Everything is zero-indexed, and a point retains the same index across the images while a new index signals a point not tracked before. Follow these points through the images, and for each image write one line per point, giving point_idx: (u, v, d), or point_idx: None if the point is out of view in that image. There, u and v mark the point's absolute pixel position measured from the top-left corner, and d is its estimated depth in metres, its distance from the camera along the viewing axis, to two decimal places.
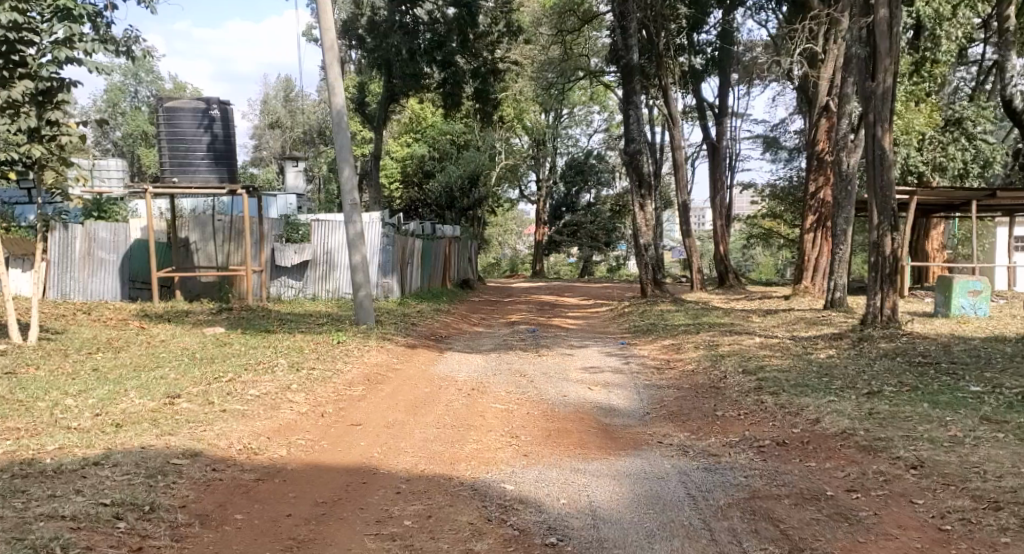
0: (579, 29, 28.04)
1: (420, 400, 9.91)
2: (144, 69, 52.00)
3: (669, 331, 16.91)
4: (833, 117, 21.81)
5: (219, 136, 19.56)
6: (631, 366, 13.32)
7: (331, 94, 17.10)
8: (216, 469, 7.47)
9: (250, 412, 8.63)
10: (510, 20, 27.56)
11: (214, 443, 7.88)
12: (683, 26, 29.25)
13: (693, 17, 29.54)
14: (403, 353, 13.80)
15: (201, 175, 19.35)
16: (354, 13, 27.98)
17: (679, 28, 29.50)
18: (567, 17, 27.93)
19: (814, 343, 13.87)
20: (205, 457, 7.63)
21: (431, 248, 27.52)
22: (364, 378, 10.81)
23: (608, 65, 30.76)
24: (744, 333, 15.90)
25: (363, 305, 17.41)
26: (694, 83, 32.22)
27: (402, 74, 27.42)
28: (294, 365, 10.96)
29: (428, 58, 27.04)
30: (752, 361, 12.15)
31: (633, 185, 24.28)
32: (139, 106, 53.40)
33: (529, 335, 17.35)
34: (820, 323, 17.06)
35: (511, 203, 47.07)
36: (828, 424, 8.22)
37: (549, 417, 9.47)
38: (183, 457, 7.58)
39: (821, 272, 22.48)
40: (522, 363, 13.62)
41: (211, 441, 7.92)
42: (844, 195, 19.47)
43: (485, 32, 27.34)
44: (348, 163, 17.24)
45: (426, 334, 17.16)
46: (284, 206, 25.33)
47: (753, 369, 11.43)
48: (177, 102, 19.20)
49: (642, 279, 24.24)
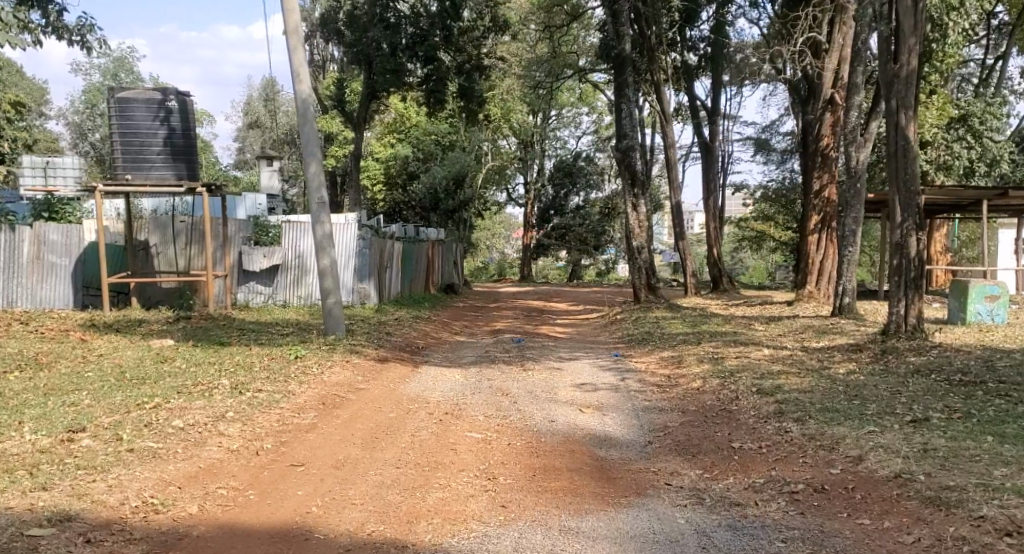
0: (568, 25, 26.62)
1: (382, 429, 8.41)
2: (123, 69, 50.41)
3: (667, 342, 15.40)
4: (839, 110, 20.32)
5: (176, 129, 18.00)
6: (627, 384, 11.82)
7: (296, 81, 15.57)
8: (92, 542, 5.98)
9: (162, 451, 7.14)
10: (497, 14, 25.70)
11: (101, 501, 6.39)
12: (676, 19, 28.08)
13: (687, 10, 28.20)
14: (370, 369, 12.29)
15: (157, 172, 17.77)
16: (333, 7, 26.84)
17: (671, 22, 28.24)
18: (556, 13, 26.49)
19: (831, 356, 12.40)
20: (81, 522, 6.15)
21: (413, 251, 25.95)
22: (319, 401, 9.30)
23: (598, 63, 29.40)
24: (752, 344, 14.42)
25: (332, 313, 15.96)
26: (687, 80, 30.85)
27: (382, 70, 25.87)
28: (236, 386, 9.43)
29: (410, 53, 25.48)
30: (766, 378, 10.69)
31: (625, 185, 22.77)
32: None
33: (514, 346, 15.84)
34: (830, 332, 15.63)
35: (498, 206, 45.55)
36: (874, 465, 6.82)
37: (534, 452, 8.01)
38: (51, 524, 6.10)
39: (827, 276, 20.90)
40: (506, 380, 12.10)
41: (99, 497, 6.44)
42: (852, 194, 17.95)
43: (469, 27, 25.58)
44: (315, 159, 15.75)
45: (401, 345, 15.68)
46: (252, 207, 23.71)
47: (768, 388, 9.95)
48: (130, 93, 17.71)
49: (635, 283, 22.76)
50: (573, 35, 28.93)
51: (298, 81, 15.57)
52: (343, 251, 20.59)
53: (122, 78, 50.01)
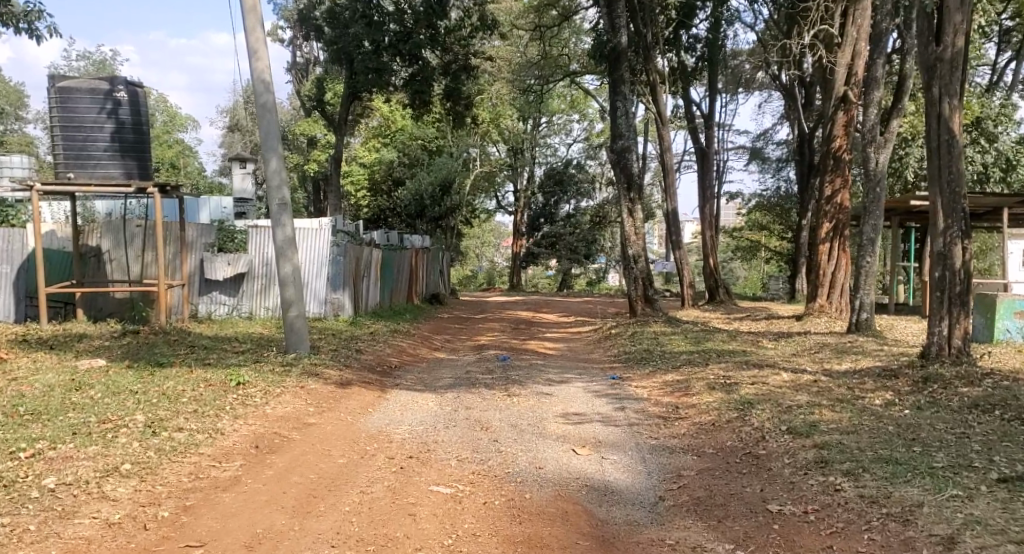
0: (558, 26, 25.05)
1: (324, 482, 6.78)
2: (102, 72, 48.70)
3: (670, 362, 13.71)
4: (853, 108, 18.50)
5: (126, 123, 16.26)
6: (627, 415, 10.09)
7: (253, 60, 13.88)
8: None
9: (7, 532, 5.81)
10: (485, 12, 23.65)
11: None
12: (671, 19, 26.42)
13: (684, 9, 26.58)
14: (328, 396, 10.54)
15: (103, 169, 16.04)
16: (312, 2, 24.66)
17: (667, 21, 26.73)
18: (546, 13, 24.95)
19: (861, 383, 10.69)
20: None
21: (393, 259, 24.14)
22: (251, 441, 7.60)
23: (591, 68, 27.77)
24: (768, 366, 12.69)
25: (295, 328, 14.24)
26: (684, 85, 29.28)
27: (363, 70, 23.33)
28: (150, 424, 7.73)
29: (393, 52, 23.30)
30: (796, 412, 8.94)
31: (621, 188, 21.07)
32: None
33: (499, 366, 14.07)
34: (851, 352, 13.95)
35: (487, 214, 43.84)
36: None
37: (523, 512, 6.58)
38: None
39: (840, 289, 19.06)
40: (486, 410, 10.34)
41: None
42: (871, 199, 16.20)
43: (456, 26, 23.57)
44: (277, 152, 14.04)
45: (370, 365, 13.93)
46: (216, 210, 21.98)
47: (802, 426, 8.18)
48: (72, 81, 15.98)
49: (630, 296, 20.94)
50: (565, 38, 27.47)
51: (255, 58, 13.88)
52: (313, 258, 18.80)
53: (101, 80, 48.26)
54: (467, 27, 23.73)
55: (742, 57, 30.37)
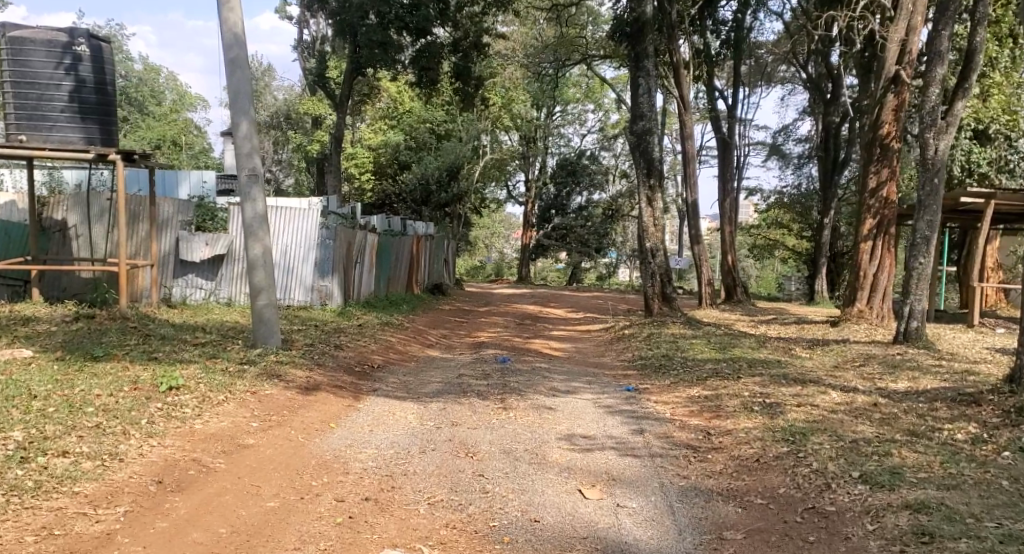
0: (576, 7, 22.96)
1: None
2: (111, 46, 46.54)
3: (695, 373, 11.82)
4: (905, 91, 16.62)
5: (86, 81, 13.47)
6: (646, 441, 8.22)
7: (224, 10, 12.15)
8: None
9: None
10: None
11: None
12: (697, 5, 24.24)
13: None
14: (283, 405, 8.66)
15: (60, 133, 13.22)
16: None
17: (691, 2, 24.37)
18: None
19: (935, 410, 8.77)
20: None
21: (390, 246, 22.15)
22: (153, 473, 6.37)
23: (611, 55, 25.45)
24: (813, 382, 10.76)
25: (265, 319, 12.40)
26: (709, 80, 27.21)
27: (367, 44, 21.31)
28: (25, 446, 6.43)
29: (399, 26, 20.99)
30: (870, 446, 7.11)
31: (640, 175, 19.03)
32: None
33: (496, 370, 12.12)
34: (906, 367, 12.01)
35: (496, 204, 41.86)
36: None
37: None
38: None
39: (881, 292, 17.13)
40: (476, 427, 8.49)
41: None
42: (928, 191, 14.27)
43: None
44: (248, 115, 12.30)
45: (349, 364, 12.05)
46: (197, 186, 19.98)
47: (885, 474, 6.50)
48: (24, 28, 13.18)
49: (647, 293, 18.96)
50: (582, 22, 25.32)
51: (226, 8, 12.15)
52: (300, 240, 16.89)
53: None
54: (479, 3, 21.23)
55: (767, 48, 28.28)
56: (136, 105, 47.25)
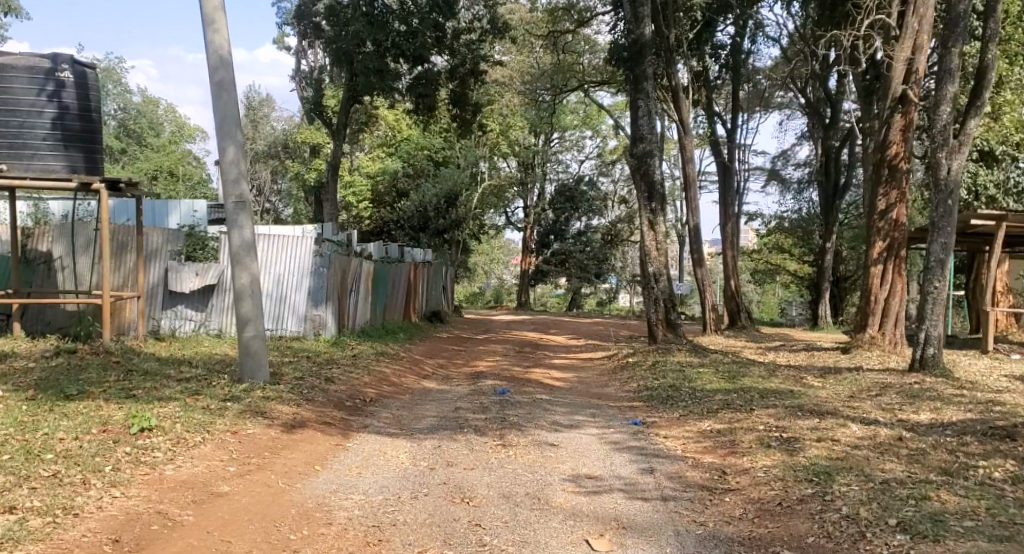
0: (572, 34, 22.52)
1: None
2: (111, 79, 46.21)
3: (705, 405, 11.20)
4: (911, 111, 16.20)
5: (69, 108, 12.80)
6: (657, 482, 7.61)
7: (209, 32, 11.66)
8: None
9: None
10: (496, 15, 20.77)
11: None
12: (696, 29, 23.71)
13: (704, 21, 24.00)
14: (265, 446, 8.05)
15: (41, 162, 12.53)
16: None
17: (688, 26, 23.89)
18: (561, 20, 22.50)
19: (968, 445, 8.17)
20: None
21: (387, 273, 21.62)
22: (111, 530, 5.91)
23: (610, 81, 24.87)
24: (831, 415, 10.14)
25: (254, 353, 11.78)
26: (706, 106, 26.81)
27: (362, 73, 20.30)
28: None
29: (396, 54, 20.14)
30: (908, 488, 6.60)
31: (641, 199, 18.49)
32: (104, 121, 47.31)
33: (495, 402, 11.49)
34: (926, 397, 11.40)
35: (496, 230, 41.34)
36: None
37: None
38: None
39: (894, 317, 16.51)
40: (474, 468, 7.88)
41: None
42: (942, 213, 13.70)
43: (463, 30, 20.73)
44: (235, 140, 11.76)
45: (340, 399, 11.41)
46: (187, 214, 19.39)
47: (930, 522, 6.00)
48: (5, 54, 12.50)
49: (650, 320, 18.36)
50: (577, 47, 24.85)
51: (210, 30, 11.67)
52: (292, 269, 16.30)
53: (108, 88, 46.13)
54: (477, 29, 20.76)
55: (764, 73, 27.81)
56: (134, 138, 46.73)
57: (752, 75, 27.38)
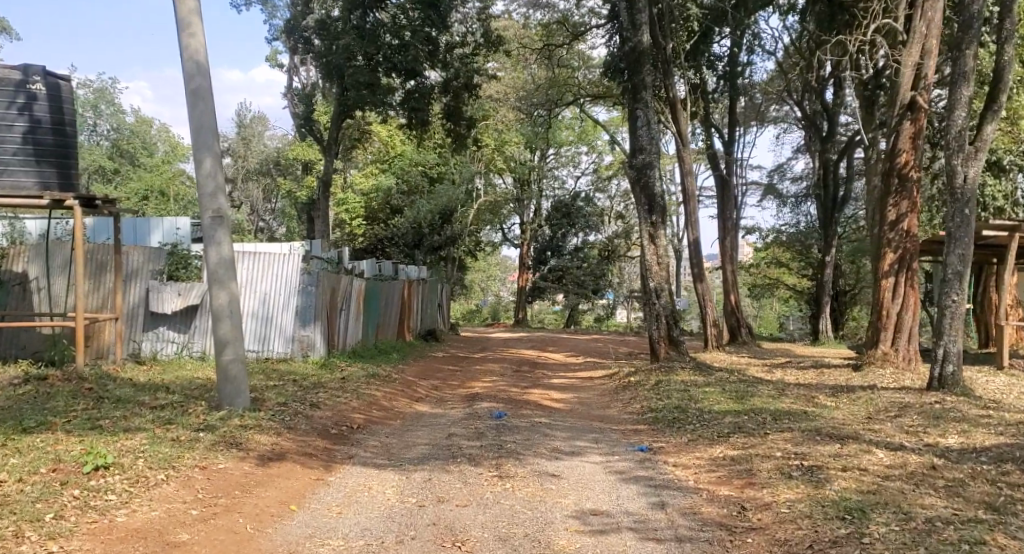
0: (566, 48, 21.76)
1: None
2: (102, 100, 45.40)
3: (714, 429, 10.45)
4: (922, 118, 15.53)
5: (42, 122, 11.93)
6: (670, 519, 6.88)
7: (185, 36, 10.94)
8: None
9: None
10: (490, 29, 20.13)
11: None
12: (694, 38, 22.87)
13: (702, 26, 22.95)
14: (236, 482, 7.30)
15: (11, 178, 11.70)
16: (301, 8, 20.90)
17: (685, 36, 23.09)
18: (556, 36, 21.85)
19: (1007, 475, 7.49)
20: None
21: (380, 291, 20.88)
22: None
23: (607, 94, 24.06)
24: (852, 439, 9.40)
25: (232, 379, 11.00)
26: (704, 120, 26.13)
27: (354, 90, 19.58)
28: None
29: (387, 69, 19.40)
30: (956, 528, 6.15)
31: (641, 212, 17.80)
32: (96, 142, 46.48)
33: (491, 427, 10.73)
34: (950, 418, 10.67)
35: (492, 247, 40.60)
36: None
37: None
38: None
39: (906, 332, 15.75)
40: (466, 505, 7.15)
41: None
42: (959, 222, 12.97)
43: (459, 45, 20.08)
44: (211, 150, 11.01)
45: (325, 427, 10.62)
46: (170, 232, 18.58)
47: None
48: None
49: (652, 337, 17.60)
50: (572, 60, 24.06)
51: (186, 34, 10.94)
52: (278, 287, 15.52)
53: (96, 109, 45.36)
54: (471, 42, 20.07)
55: (759, 87, 27.07)
56: (127, 158, 45.94)
57: (749, 90, 26.73)
